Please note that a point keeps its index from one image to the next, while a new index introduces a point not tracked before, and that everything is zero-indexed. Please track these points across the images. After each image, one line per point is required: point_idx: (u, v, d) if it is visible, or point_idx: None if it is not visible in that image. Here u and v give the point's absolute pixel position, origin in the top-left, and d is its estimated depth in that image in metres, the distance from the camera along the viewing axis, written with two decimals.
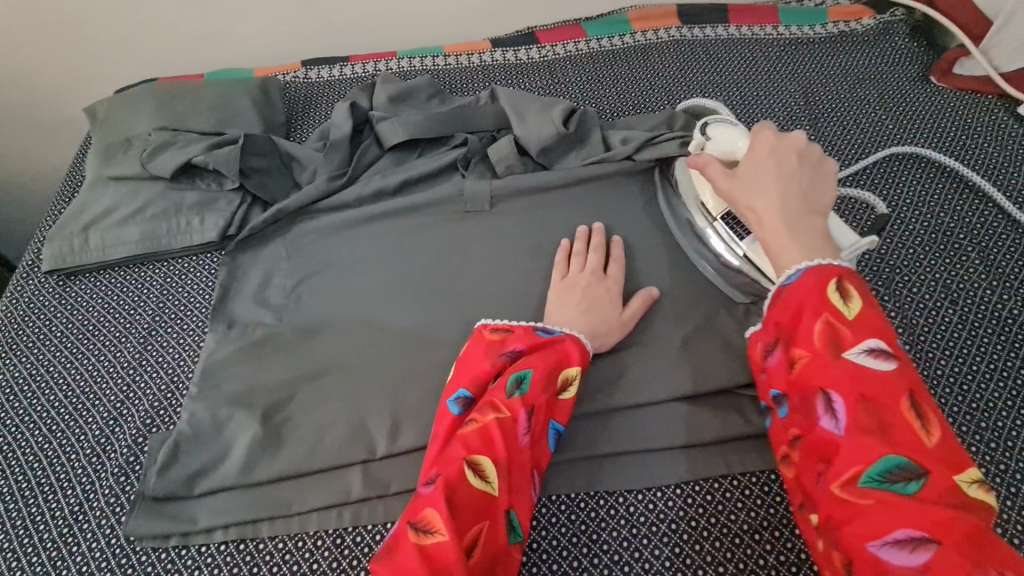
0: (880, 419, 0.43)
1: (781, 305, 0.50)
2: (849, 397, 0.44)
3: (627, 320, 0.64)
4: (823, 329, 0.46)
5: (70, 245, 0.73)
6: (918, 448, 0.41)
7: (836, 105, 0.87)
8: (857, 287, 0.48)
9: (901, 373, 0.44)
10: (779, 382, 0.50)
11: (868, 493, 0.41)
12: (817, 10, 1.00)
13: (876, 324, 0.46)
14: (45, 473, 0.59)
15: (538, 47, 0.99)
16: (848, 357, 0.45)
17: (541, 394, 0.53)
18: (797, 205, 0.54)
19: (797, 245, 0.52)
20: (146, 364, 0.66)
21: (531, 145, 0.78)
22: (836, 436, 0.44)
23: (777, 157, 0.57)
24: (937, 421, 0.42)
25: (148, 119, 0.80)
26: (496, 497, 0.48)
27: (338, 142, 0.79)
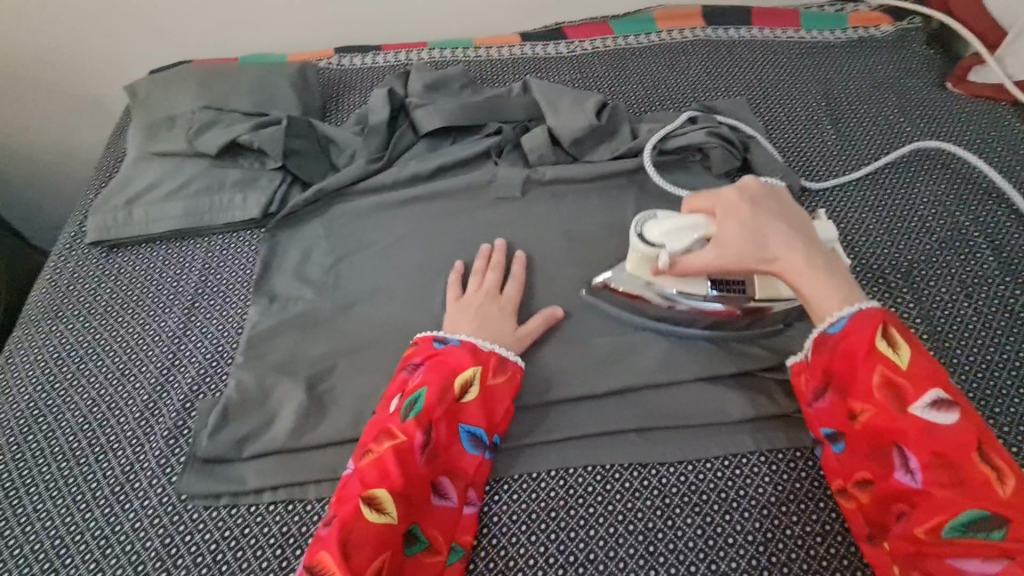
0: (954, 470, 0.46)
1: (830, 354, 0.54)
2: (922, 453, 0.47)
3: (524, 335, 0.64)
4: (880, 382, 0.50)
5: (114, 218, 0.75)
6: (994, 496, 0.44)
7: (855, 107, 0.90)
8: (903, 335, 0.51)
9: (967, 424, 0.47)
10: (836, 421, 0.54)
11: (952, 539, 0.45)
12: (837, 16, 1.04)
13: (930, 374, 0.49)
14: (95, 434, 0.61)
15: (566, 42, 1.01)
16: (912, 410, 0.48)
17: (435, 409, 0.56)
18: (805, 248, 0.56)
19: (832, 289, 0.55)
20: (191, 334, 0.68)
21: (563, 136, 0.81)
22: (911, 487, 0.47)
23: (758, 204, 0.58)
24: (1012, 471, 0.45)
25: (190, 98, 0.82)
26: (396, 524, 0.51)
27: (376, 127, 0.82)
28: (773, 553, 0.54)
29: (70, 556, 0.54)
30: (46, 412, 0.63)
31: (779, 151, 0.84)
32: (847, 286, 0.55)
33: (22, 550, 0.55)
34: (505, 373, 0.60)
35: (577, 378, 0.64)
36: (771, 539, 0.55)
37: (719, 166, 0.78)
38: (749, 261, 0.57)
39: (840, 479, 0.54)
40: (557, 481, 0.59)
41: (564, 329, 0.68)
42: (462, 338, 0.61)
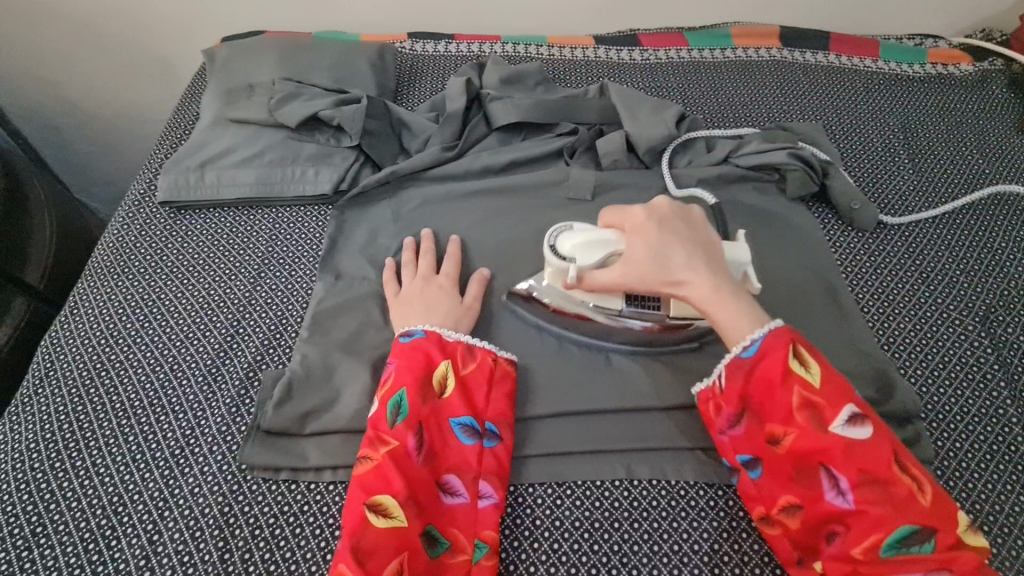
0: (882, 487, 0.47)
1: (745, 379, 0.53)
2: (849, 472, 0.47)
3: (470, 308, 0.65)
4: (799, 405, 0.50)
5: (186, 179, 0.75)
6: (919, 507, 0.46)
7: (932, 143, 0.89)
8: (811, 353, 0.52)
9: (881, 437, 0.48)
10: (755, 447, 0.52)
11: (890, 557, 0.45)
12: (916, 49, 1.02)
13: (842, 390, 0.50)
14: (157, 394, 0.61)
15: (641, 49, 1.00)
16: (833, 430, 0.49)
17: (420, 407, 0.55)
18: (715, 273, 0.57)
19: (738, 313, 0.55)
20: (256, 303, 0.67)
21: (638, 143, 0.80)
22: (843, 509, 0.47)
23: (669, 227, 0.58)
24: (925, 478, 0.48)
25: (269, 69, 0.82)
26: (407, 526, 0.49)
27: (452, 115, 0.81)
28: None
29: (127, 514, 0.54)
30: (108, 366, 0.63)
31: (854, 181, 0.83)
32: (752, 310, 0.55)
33: (77, 504, 0.55)
34: (474, 360, 0.60)
35: (642, 388, 0.62)
36: None
37: (795, 189, 0.77)
38: (654, 281, 0.57)
39: (761, 505, 0.52)
40: (622, 492, 0.57)
41: None
42: (423, 329, 0.60)
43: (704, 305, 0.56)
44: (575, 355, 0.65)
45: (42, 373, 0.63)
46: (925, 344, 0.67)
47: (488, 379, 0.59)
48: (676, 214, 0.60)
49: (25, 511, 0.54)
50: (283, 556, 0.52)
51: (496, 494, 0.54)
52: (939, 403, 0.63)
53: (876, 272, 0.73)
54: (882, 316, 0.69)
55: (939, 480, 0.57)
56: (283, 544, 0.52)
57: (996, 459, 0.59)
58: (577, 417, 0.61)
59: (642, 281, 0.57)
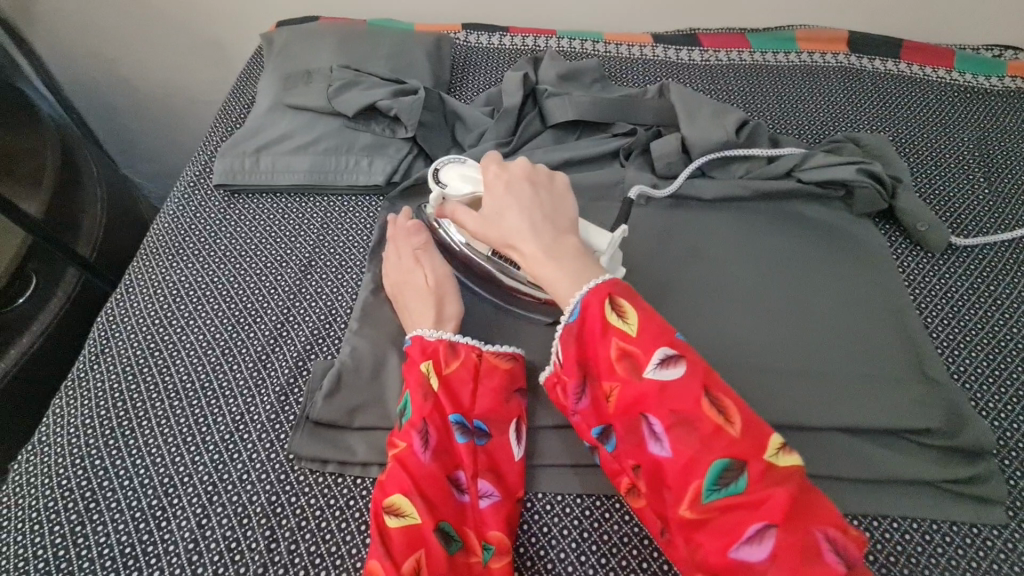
0: (693, 430, 0.45)
1: (577, 343, 0.51)
2: (664, 419, 0.46)
3: (440, 286, 0.62)
4: (617, 356, 0.48)
5: (242, 163, 0.75)
6: (727, 444, 0.44)
7: (1010, 161, 0.84)
8: (629, 302, 0.49)
9: (690, 375, 0.46)
10: (601, 413, 0.51)
11: (711, 502, 0.44)
12: (995, 61, 0.97)
13: (655, 334, 0.47)
14: (207, 376, 0.61)
15: (701, 50, 0.97)
16: (646, 376, 0.47)
17: (420, 406, 0.53)
18: (546, 233, 0.54)
19: (562, 274, 0.51)
20: (306, 291, 0.67)
21: (698, 147, 0.77)
22: (664, 458, 0.45)
23: (509, 189, 0.56)
24: (735, 409, 0.45)
25: (326, 55, 0.82)
26: (420, 522, 0.49)
27: (508, 110, 0.79)
28: None
29: (177, 496, 0.54)
30: (160, 345, 0.64)
31: (920, 195, 0.79)
32: (579, 271, 0.52)
33: (129, 482, 0.55)
34: (458, 357, 0.56)
35: None
36: None
37: (862, 208, 0.75)
38: (491, 233, 0.56)
39: (624, 475, 0.50)
40: None
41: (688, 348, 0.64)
42: (412, 336, 0.59)
43: (529, 266, 0.53)
44: None
45: (97, 350, 0.64)
46: (999, 376, 0.63)
47: (474, 374, 0.56)
48: (534, 179, 0.58)
49: (80, 486, 0.55)
50: (329, 549, 0.51)
51: (497, 491, 0.53)
52: (1013, 440, 0.59)
53: (946, 296, 0.70)
54: (952, 343, 0.66)
55: (1013, 522, 0.54)
56: (329, 538, 0.52)
57: None
58: None
59: (483, 231, 0.57)
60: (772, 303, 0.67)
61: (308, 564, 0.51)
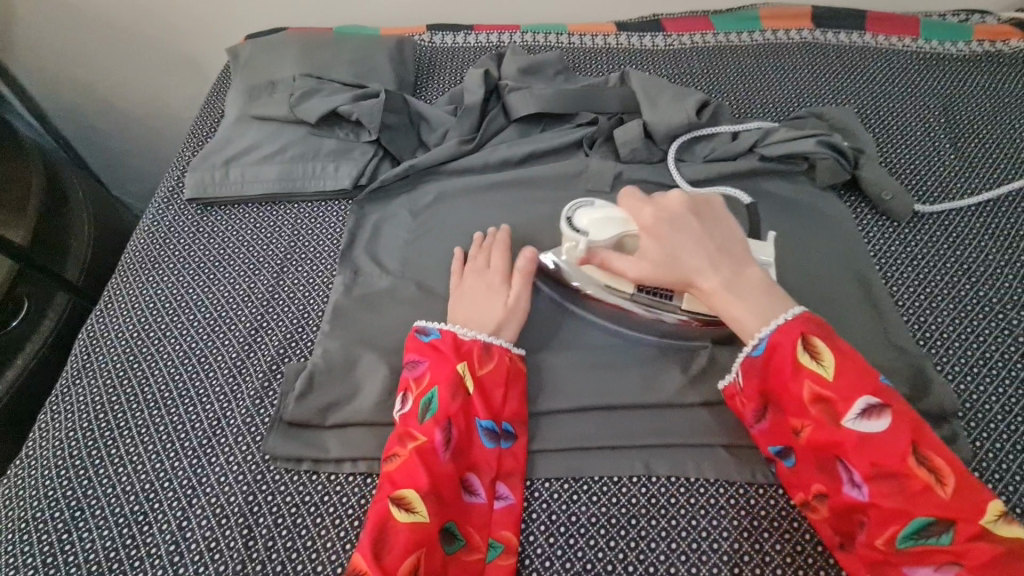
0: (896, 479, 0.46)
1: (761, 376, 0.53)
2: (862, 465, 0.47)
3: (511, 312, 0.62)
4: (811, 399, 0.49)
5: (212, 176, 0.77)
6: (935, 498, 0.45)
7: (977, 126, 0.84)
8: (827, 344, 0.50)
9: (897, 428, 0.46)
10: (782, 440, 0.52)
11: (906, 548, 0.45)
12: (961, 26, 0.96)
13: (857, 381, 0.48)
14: (185, 386, 0.63)
15: (665, 35, 0.97)
16: (846, 423, 0.48)
17: (451, 404, 0.55)
18: (725, 266, 0.56)
19: (751, 310, 0.54)
20: (279, 297, 0.69)
21: (660, 131, 0.78)
22: (860, 501, 0.47)
23: (680, 223, 0.58)
24: (946, 465, 0.45)
25: (291, 65, 0.83)
26: (427, 522, 0.49)
27: (470, 107, 0.81)
28: None
29: (158, 501, 0.56)
30: (140, 358, 0.66)
31: (880, 161, 0.80)
32: (766, 303, 0.54)
33: (113, 490, 0.57)
34: (491, 360, 0.59)
35: (661, 381, 0.61)
36: None
37: (826, 177, 0.75)
38: (662, 274, 0.57)
39: (798, 493, 0.52)
40: (640, 489, 0.57)
41: (654, 330, 0.65)
42: (439, 329, 0.61)
43: (714, 303, 0.56)
44: (594, 349, 0.65)
45: (81, 366, 0.66)
46: (965, 339, 0.64)
47: (506, 379, 0.59)
48: (696, 209, 0.59)
49: (66, 496, 0.57)
50: (305, 545, 0.53)
51: (513, 495, 0.55)
52: (979, 401, 0.60)
53: (911, 263, 0.70)
54: (918, 309, 0.66)
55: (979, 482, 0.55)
56: (305, 534, 0.53)
57: None
58: (594, 412, 0.61)
59: (650, 276, 0.57)
60: None
61: (285, 559, 0.52)
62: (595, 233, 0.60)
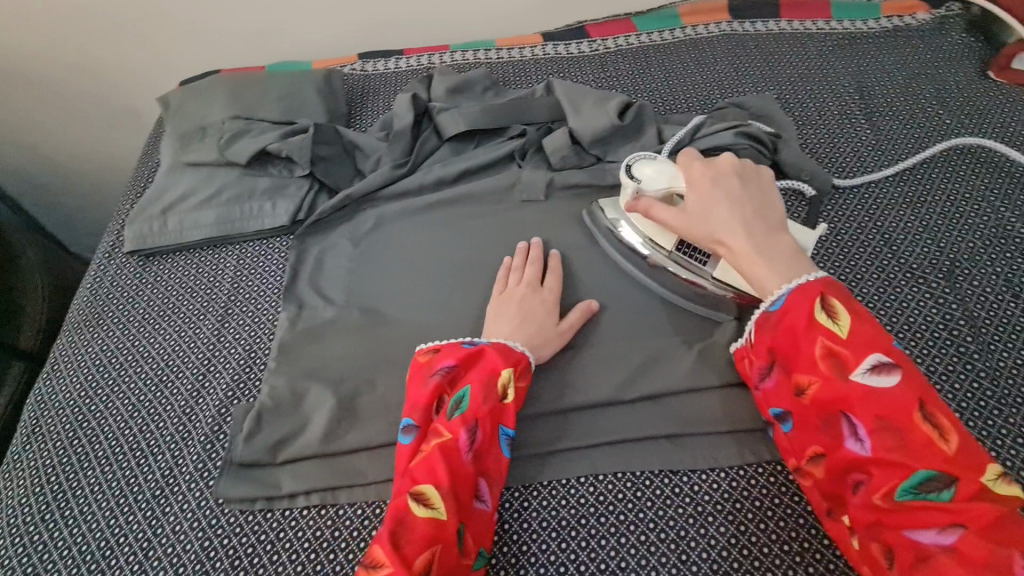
0: (899, 433, 0.46)
1: (775, 333, 0.54)
2: (866, 419, 0.47)
3: (560, 336, 0.64)
4: (822, 353, 0.50)
5: (150, 227, 0.77)
6: (940, 455, 0.44)
7: (890, 99, 0.87)
8: (843, 303, 0.51)
9: (906, 385, 0.47)
10: (788, 399, 0.53)
11: (904, 502, 0.45)
12: (870, 5, 1.00)
13: (869, 338, 0.48)
14: (136, 438, 0.63)
15: (589, 41, 1.00)
16: (853, 378, 0.48)
17: (481, 406, 0.55)
18: (758, 227, 0.57)
19: (772, 268, 0.55)
20: (225, 339, 0.69)
21: (586, 136, 0.80)
22: (862, 455, 0.47)
23: (721, 183, 0.60)
24: (951, 425, 0.45)
25: (220, 107, 0.84)
26: (446, 521, 0.49)
27: (401, 132, 0.82)
28: (813, 564, 0.53)
29: (114, 557, 0.56)
30: (89, 416, 0.66)
31: (803, 150, 0.82)
32: (791, 264, 0.55)
33: (68, 552, 0.57)
34: (527, 374, 0.60)
35: (603, 381, 0.63)
36: (809, 549, 0.53)
37: (749, 165, 0.77)
38: (698, 227, 0.60)
39: (801, 454, 0.53)
40: (588, 489, 0.58)
41: (594, 332, 0.67)
42: (493, 341, 0.61)
43: (740, 261, 0.57)
44: None
45: (30, 430, 0.66)
46: (889, 306, 0.66)
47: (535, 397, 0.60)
48: (743, 172, 0.61)
49: (22, 563, 0.57)
50: None
51: None
52: None
53: (836, 238, 0.72)
54: (845, 282, 0.69)
55: None
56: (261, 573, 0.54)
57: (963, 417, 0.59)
58: (540, 419, 0.62)
59: (687, 226, 0.61)
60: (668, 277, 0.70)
61: None
62: (650, 181, 0.65)
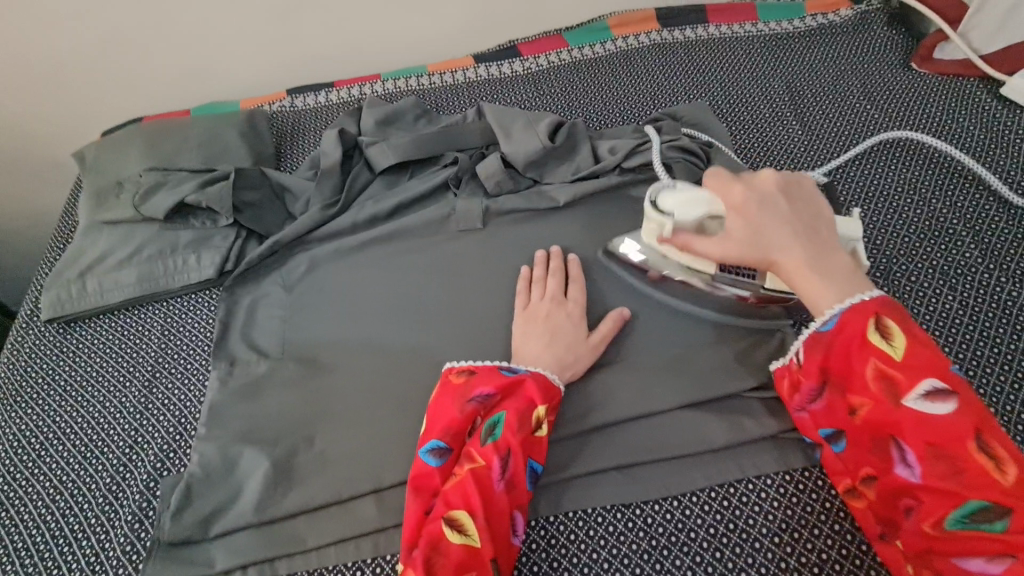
0: (951, 460, 0.45)
1: (824, 352, 0.52)
2: (917, 443, 0.46)
3: (592, 349, 0.63)
4: (874, 375, 0.49)
5: (68, 292, 0.73)
6: (994, 485, 0.43)
7: (820, 98, 0.88)
8: (899, 325, 0.49)
9: (963, 412, 0.45)
10: (836, 420, 0.52)
11: (955, 530, 0.44)
12: (794, 5, 1.01)
13: (926, 363, 0.47)
14: (58, 524, 0.59)
15: (522, 59, 0.99)
16: (906, 401, 0.47)
17: (515, 436, 0.54)
18: (812, 245, 0.55)
19: (835, 287, 0.53)
20: (152, 406, 0.66)
21: (519, 159, 0.78)
22: (912, 480, 0.46)
23: (767, 203, 0.56)
24: (1011, 457, 0.43)
25: (138, 159, 0.81)
26: (479, 548, 0.50)
27: (329, 170, 0.79)
28: None
29: None
30: (6, 504, 0.61)
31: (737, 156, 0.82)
32: (848, 279, 0.53)
33: None
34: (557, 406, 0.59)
35: None
36: (765, 573, 0.52)
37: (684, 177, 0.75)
38: (747, 254, 0.56)
39: (850, 476, 0.52)
40: (539, 532, 0.56)
41: None
42: (530, 369, 0.60)
43: (796, 282, 0.54)
44: None
45: None
46: None
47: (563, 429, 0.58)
48: (788, 191, 0.57)
49: None
50: None
51: None
52: None
53: None
54: None
55: None
56: None
57: None
58: None
59: (735, 254, 0.56)
60: (610, 300, 0.69)
61: None
62: (680, 210, 0.60)
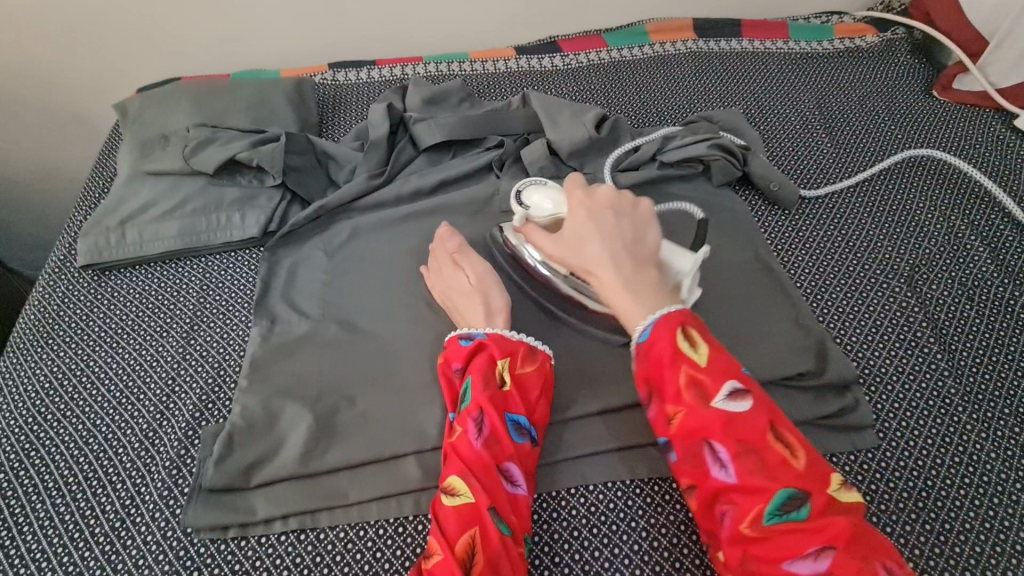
0: (758, 456, 0.47)
1: (642, 364, 0.53)
2: (728, 444, 0.47)
3: (477, 287, 0.64)
4: (686, 383, 0.49)
5: (106, 239, 0.72)
6: (793, 472, 0.46)
7: (846, 115, 0.92)
8: (699, 333, 0.51)
9: (759, 408, 0.48)
10: (658, 430, 0.52)
11: (772, 526, 0.45)
12: (823, 27, 1.06)
13: (725, 367, 0.49)
14: (91, 467, 0.58)
15: (562, 55, 1.02)
16: (714, 405, 0.48)
17: (481, 394, 0.54)
18: (627, 264, 0.55)
19: (637, 304, 0.54)
20: (190, 357, 0.66)
21: (564, 147, 0.80)
22: (728, 482, 0.47)
23: (593, 219, 0.58)
24: (801, 445, 0.47)
25: (184, 115, 0.81)
26: (473, 503, 0.50)
27: (375, 142, 0.81)
28: None
29: None
30: (36, 445, 0.60)
31: (769, 161, 0.86)
32: (652, 298, 0.54)
33: None
34: (535, 361, 0.59)
35: (590, 391, 0.63)
36: None
37: (719, 176, 0.79)
38: (573, 263, 0.58)
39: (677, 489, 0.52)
40: (579, 499, 0.58)
41: (581, 341, 0.67)
42: (482, 331, 0.60)
43: (608, 297, 0.56)
44: None
45: None
46: (857, 309, 0.70)
47: (545, 381, 0.58)
48: (617, 208, 0.59)
49: None
50: None
51: None
52: (875, 368, 0.65)
53: (804, 245, 0.76)
54: (815, 289, 0.72)
55: (881, 444, 0.60)
56: None
57: (934, 414, 0.62)
58: None
59: (563, 258, 0.59)
60: None
61: None
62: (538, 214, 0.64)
